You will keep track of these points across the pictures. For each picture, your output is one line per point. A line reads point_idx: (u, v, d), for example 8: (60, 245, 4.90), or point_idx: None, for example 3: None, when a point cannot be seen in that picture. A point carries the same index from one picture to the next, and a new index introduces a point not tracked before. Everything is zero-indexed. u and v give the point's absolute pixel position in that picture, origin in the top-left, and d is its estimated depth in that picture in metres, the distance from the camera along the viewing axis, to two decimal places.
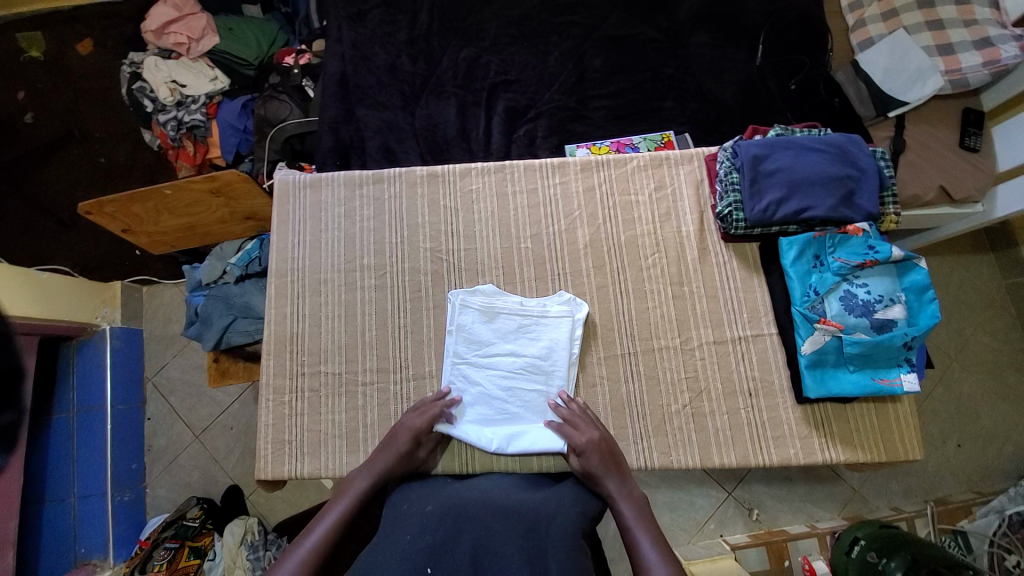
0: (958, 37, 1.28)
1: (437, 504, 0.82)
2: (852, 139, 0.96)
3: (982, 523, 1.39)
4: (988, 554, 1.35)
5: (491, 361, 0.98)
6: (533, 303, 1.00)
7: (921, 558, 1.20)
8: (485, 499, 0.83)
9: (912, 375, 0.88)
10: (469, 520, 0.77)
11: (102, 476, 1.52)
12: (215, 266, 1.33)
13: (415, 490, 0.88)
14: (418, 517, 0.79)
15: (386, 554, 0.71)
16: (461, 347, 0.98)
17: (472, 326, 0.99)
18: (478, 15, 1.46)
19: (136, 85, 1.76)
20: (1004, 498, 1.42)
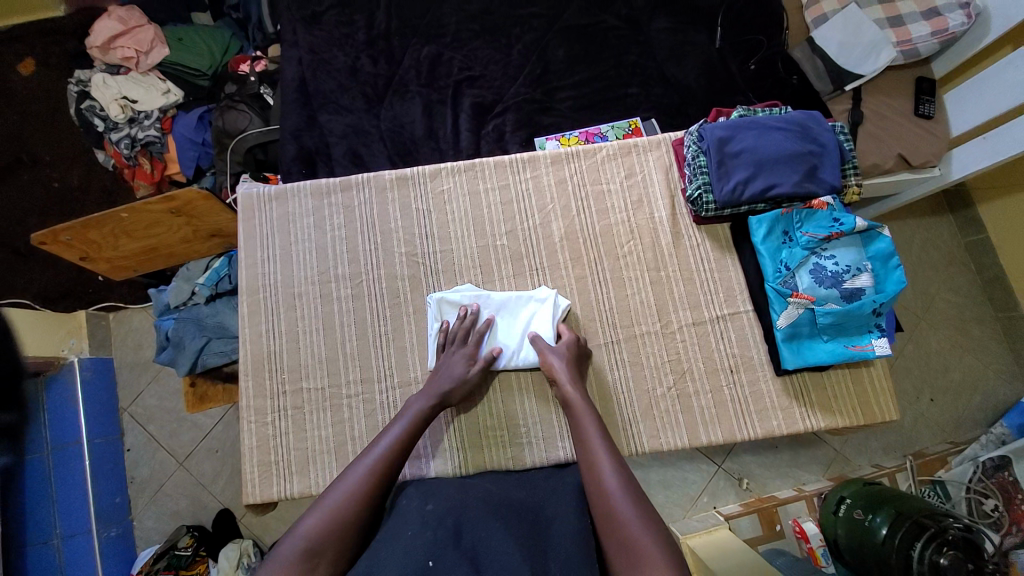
0: (907, 8, 1.33)
1: (437, 504, 0.82)
2: (813, 115, 0.96)
3: (958, 471, 1.47)
4: (966, 500, 1.42)
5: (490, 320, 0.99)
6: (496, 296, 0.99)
7: (905, 511, 1.25)
8: (482, 497, 0.85)
9: (883, 340, 0.90)
10: (470, 520, 0.78)
11: (85, 514, 1.50)
12: (182, 288, 1.27)
13: (413, 490, 0.88)
14: (417, 518, 0.79)
15: (388, 551, 0.72)
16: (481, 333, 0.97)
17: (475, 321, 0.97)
18: (437, 11, 1.44)
19: (85, 104, 1.71)
20: (977, 446, 1.50)
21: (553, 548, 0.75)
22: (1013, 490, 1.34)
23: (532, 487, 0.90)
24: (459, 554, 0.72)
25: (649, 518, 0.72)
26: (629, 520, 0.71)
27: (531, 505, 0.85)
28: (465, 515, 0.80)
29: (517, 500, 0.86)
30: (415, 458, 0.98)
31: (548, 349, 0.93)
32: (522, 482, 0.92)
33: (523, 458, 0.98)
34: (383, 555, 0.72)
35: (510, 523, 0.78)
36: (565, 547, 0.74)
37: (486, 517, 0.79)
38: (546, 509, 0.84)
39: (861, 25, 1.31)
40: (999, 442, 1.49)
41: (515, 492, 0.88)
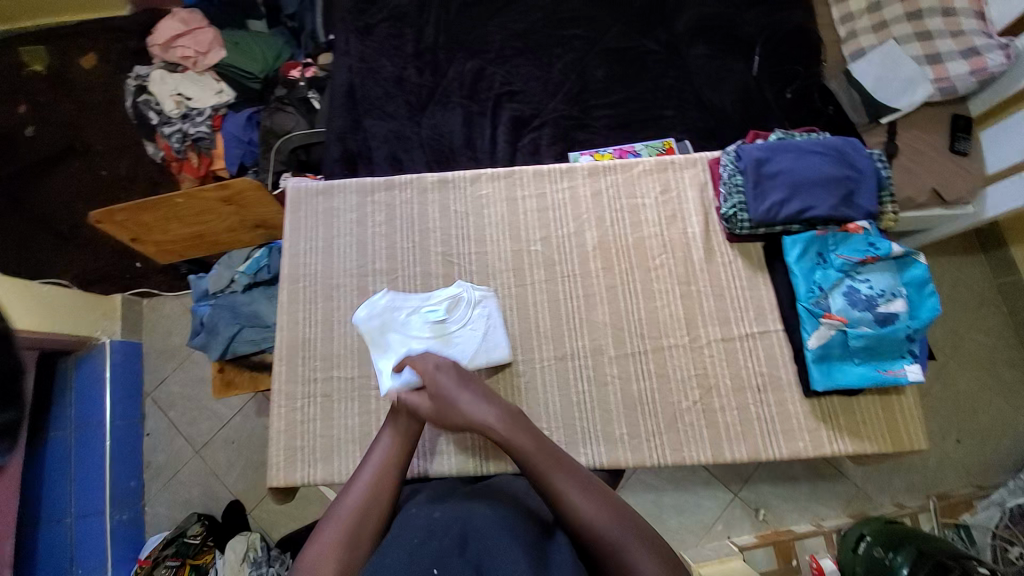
0: (945, 47, 1.36)
1: (445, 511, 0.76)
2: (851, 141, 0.97)
3: (983, 516, 1.46)
4: (991, 546, 1.41)
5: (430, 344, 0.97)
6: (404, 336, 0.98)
7: (926, 551, 1.28)
8: (493, 508, 0.78)
9: (916, 366, 0.89)
10: (479, 528, 0.71)
11: (101, 494, 1.53)
12: (222, 275, 1.33)
13: (424, 500, 0.83)
14: (424, 523, 0.74)
15: (394, 556, 0.67)
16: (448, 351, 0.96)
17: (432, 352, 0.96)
18: (483, 28, 1.51)
19: (142, 98, 1.82)
20: (1005, 492, 1.46)
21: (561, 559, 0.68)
22: None
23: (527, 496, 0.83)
24: (464, 564, 0.65)
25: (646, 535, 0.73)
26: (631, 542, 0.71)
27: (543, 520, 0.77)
28: (472, 522, 0.73)
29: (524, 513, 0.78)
30: (434, 453, 1.02)
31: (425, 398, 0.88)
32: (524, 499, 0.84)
33: None
34: (389, 561, 0.67)
35: (520, 536, 0.71)
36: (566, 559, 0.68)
37: (497, 527, 0.72)
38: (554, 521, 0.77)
39: (899, 60, 1.36)
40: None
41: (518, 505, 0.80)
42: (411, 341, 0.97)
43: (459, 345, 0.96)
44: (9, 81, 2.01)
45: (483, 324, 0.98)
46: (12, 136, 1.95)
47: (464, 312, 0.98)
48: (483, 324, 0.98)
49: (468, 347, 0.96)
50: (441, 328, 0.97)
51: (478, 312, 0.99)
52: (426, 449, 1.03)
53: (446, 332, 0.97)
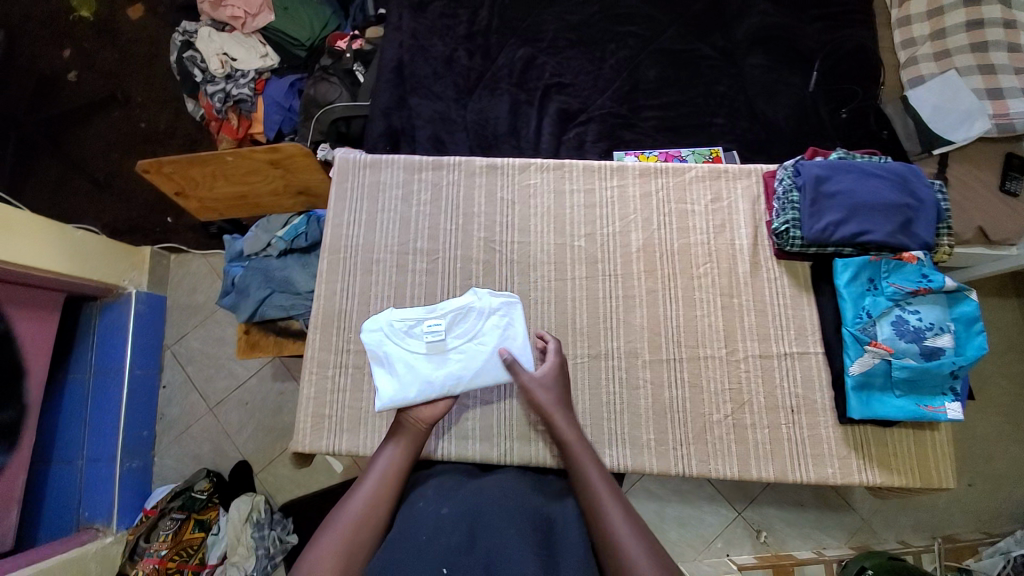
0: (1008, 83, 1.34)
1: (453, 507, 0.77)
2: (913, 169, 0.95)
3: (987, 563, 1.44)
4: None
5: (439, 362, 0.93)
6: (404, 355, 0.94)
7: None
8: (504, 500, 0.78)
9: (956, 405, 0.87)
10: (487, 524, 0.72)
11: (112, 442, 1.55)
12: (259, 238, 1.31)
13: (431, 491, 0.83)
14: (432, 519, 0.75)
15: (402, 553, 0.69)
16: (455, 370, 0.92)
17: (442, 373, 0.92)
18: (538, 17, 1.49)
19: (187, 54, 1.81)
20: (1011, 541, 1.47)
21: (567, 560, 0.69)
22: None
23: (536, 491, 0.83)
24: (474, 562, 0.66)
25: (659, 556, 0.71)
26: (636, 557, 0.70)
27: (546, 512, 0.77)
28: (479, 518, 0.73)
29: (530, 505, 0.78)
30: (459, 437, 1.00)
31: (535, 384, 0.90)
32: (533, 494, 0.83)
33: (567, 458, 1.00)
34: (399, 555, 0.68)
35: (527, 532, 0.71)
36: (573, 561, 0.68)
37: (506, 522, 0.72)
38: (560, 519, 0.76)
39: (959, 92, 1.35)
40: None
41: (527, 497, 0.80)
42: (408, 357, 0.93)
43: (459, 360, 0.93)
44: (54, 24, 2.01)
45: (491, 339, 0.94)
46: (54, 79, 1.95)
47: (469, 325, 0.95)
48: (488, 338, 0.94)
49: (470, 362, 0.93)
50: (440, 344, 0.94)
51: (486, 324, 0.95)
52: (453, 432, 1.00)
53: (447, 347, 0.94)
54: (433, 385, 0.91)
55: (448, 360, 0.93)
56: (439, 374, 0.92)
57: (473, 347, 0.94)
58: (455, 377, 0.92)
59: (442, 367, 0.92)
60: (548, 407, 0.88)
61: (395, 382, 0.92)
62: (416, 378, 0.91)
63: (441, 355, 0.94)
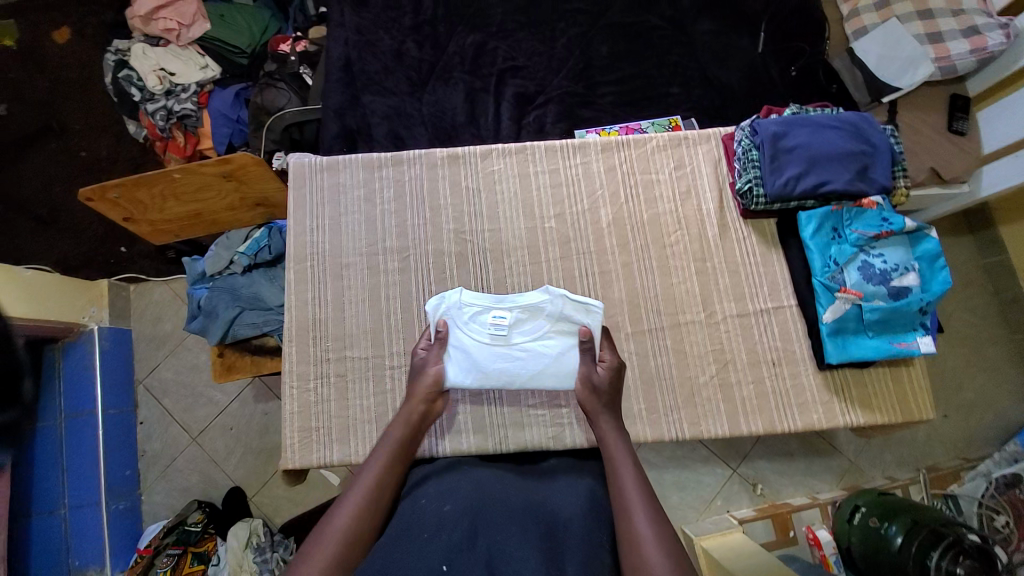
0: (947, 25, 1.39)
1: (456, 503, 0.74)
2: (865, 116, 0.96)
3: (971, 488, 1.62)
4: (978, 514, 1.57)
5: (499, 354, 0.95)
6: (466, 335, 0.95)
7: (920, 519, 1.37)
8: (504, 495, 0.77)
9: (928, 338, 0.90)
10: (489, 520, 0.71)
11: (95, 484, 1.51)
12: (220, 256, 1.27)
13: (431, 489, 0.80)
14: (433, 518, 0.72)
15: (402, 551, 0.67)
16: (515, 363, 0.95)
17: (501, 364, 0.95)
18: (482, 1, 1.46)
19: (123, 73, 1.73)
20: (992, 464, 1.65)
21: (569, 554, 0.69)
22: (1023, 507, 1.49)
23: (537, 486, 0.82)
24: (475, 559, 0.65)
25: (669, 539, 0.70)
26: (646, 532, 0.71)
27: (547, 505, 0.76)
28: (482, 514, 0.72)
29: (531, 501, 0.77)
30: (451, 431, 0.99)
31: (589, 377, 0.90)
32: (535, 487, 0.83)
33: (564, 437, 0.99)
34: (397, 556, 0.66)
35: (529, 529, 0.70)
36: (577, 557, 0.69)
37: (507, 518, 0.71)
38: (563, 511, 0.76)
39: (900, 40, 1.38)
40: (1011, 459, 1.64)
41: (526, 490, 0.79)
42: (471, 343, 0.94)
43: (521, 357, 0.95)
44: None
45: (559, 341, 0.94)
46: None
47: (535, 327, 0.96)
48: (554, 340, 0.95)
49: (534, 362, 0.94)
50: (504, 338, 0.95)
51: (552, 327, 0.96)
52: (445, 427, 0.99)
53: (511, 342, 0.95)
54: (490, 376, 0.94)
55: (512, 355, 0.95)
56: (499, 365, 0.95)
57: (536, 347, 0.95)
58: (514, 370, 0.95)
59: (504, 360, 0.95)
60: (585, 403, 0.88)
61: (455, 364, 0.94)
62: (472, 364, 0.94)
63: (505, 349, 0.95)
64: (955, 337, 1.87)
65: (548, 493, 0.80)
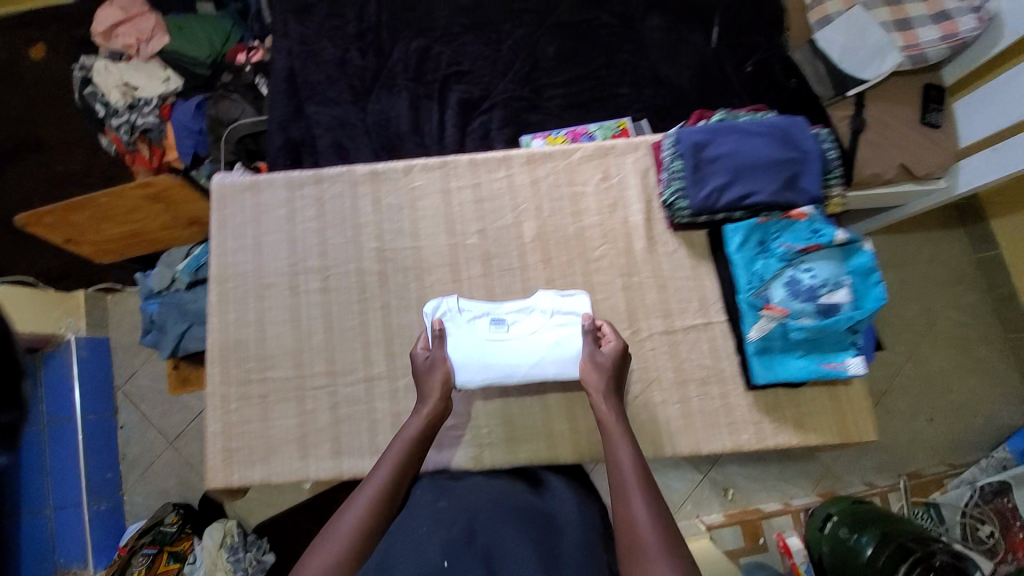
0: (915, 11, 1.32)
1: (450, 501, 0.79)
2: (797, 120, 0.91)
3: (953, 495, 1.56)
4: (961, 524, 1.51)
5: (500, 349, 0.92)
6: (467, 333, 0.92)
7: (891, 531, 1.31)
8: (498, 500, 0.80)
9: (860, 359, 0.84)
10: (485, 520, 0.74)
11: (78, 485, 1.55)
12: (164, 273, 1.29)
13: (426, 482, 0.86)
14: (430, 513, 0.76)
15: (401, 547, 0.70)
16: (516, 357, 0.91)
17: (504, 359, 0.91)
18: (428, 5, 1.43)
19: (87, 90, 1.75)
20: (977, 470, 1.59)
21: (565, 556, 0.70)
22: (1010, 517, 1.42)
23: (541, 496, 0.84)
24: (472, 556, 0.68)
25: (670, 534, 0.69)
26: (646, 524, 0.70)
27: (542, 509, 0.79)
28: (478, 514, 0.75)
29: (524, 505, 0.80)
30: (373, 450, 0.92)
31: (590, 362, 0.88)
32: (535, 497, 0.84)
33: (483, 459, 0.98)
34: (398, 552, 0.70)
35: (525, 530, 0.72)
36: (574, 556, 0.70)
37: (503, 520, 0.74)
38: (561, 517, 0.78)
39: (867, 28, 1.29)
40: (999, 466, 1.58)
41: (526, 498, 0.81)
42: (472, 342, 0.91)
43: (520, 351, 0.91)
44: None
45: (553, 333, 0.92)
46: None
47: (533, 320, 0.93)
48: (556, 328, 0.92)
49: (536, 350, 0.91)
50: (504, 333, 0.92)
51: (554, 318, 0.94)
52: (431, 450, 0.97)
53: (509, 337, 0.92)
54: (491, 369, 0.91)
55: (511, 348, 0.92)
56: (501, 361, 0.91)
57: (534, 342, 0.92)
58: (517, 364, 0.91)
59: (505, 355, 0.91)
60: (592, 388, 0.85)
61: (460, 365, 0.90)
62: (474, 362, 0.91)
63: (504, 344, 0.92)
64: (952, 340, 1.76)
65: (546, 501, 0.83)
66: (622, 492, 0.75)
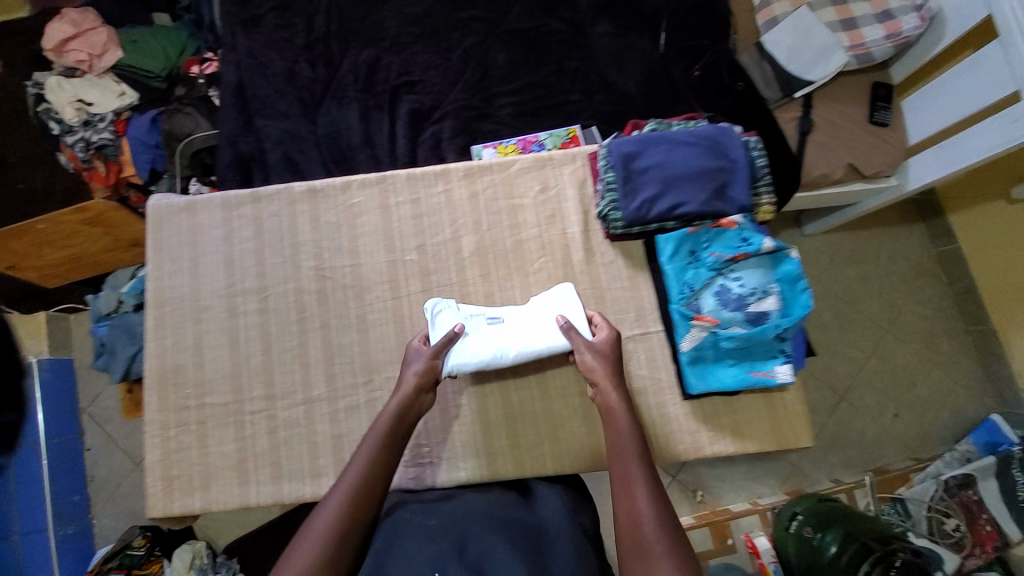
0: (860, 11, 1.33)
1: (441, 518, 0.80)
2: (724, 130, 0.95)
3: (919, 490, 1.57)
4: (928, 519, 1.52)
5: (495, 337, 0.94)
6: (465, 326, 0.95)
7: (853, 532, 1.33)
8: (487, 513, 0.82)
9: (787, 367, 0.87)
10: (476, 534, 0.75)
11: (42, 512, 1.51)
12: (110, 297, 1.29)
13: (415, 505, 0.87)
14: (422, 531, 0.77)
15: (394, 564, 0.70)
16: (511, 344, 0.94)
17: (500, 345, 0.94)
18: (377, 14, 1.42)
19: (42, 107, 1.72)
20: (941, 464, 1.60)
21: (556, 559, 0.72)
22: (977, 509, 1.47)
23: (529, 511, 0.86)
24: (464, 564, 0.68)
25: (669, 527, 0.70)
26: (647, 516, 0.71)
27: (534, 524, 0.81)
28: (468, 528, 0.77)
29: (515, 519, 0.81)
30: (312, 476, 0.93)
31: (586, 345, 0.91)
32: (523, 511, 0.86)
33: (424, 478, 0.98)
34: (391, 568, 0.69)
35: (517, 540, 0.74)
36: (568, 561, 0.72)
37: (492, 532, 0.75)
38: (551, 530, 0.80)
39: (812, 28, 1.30)
40: (964, 459, 1.60)
41: (516, 512, 0.83)
42: (469, 332, 0.94)
43: (514, 339, 0.94)
44: None
45: (544, 324, 0.95)
46: None
47: (526, 314, 0.97)
48: (547, 319, 0.95)
49: (528, 334, 0.94)
50: (500, 325, 0.95)
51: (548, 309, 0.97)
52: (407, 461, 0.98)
53: (504, 328, 0.95)
54: (484, 350, 0.92)
55: (506, 337, 0.94)
56: (496, 346, 0.93)
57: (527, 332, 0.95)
58: (512, 350, 0.93)
59: (501, 342, 0.94)
60: (595, 370, 0.89)
61: (458, 352, 0.92)
62: (472, 349, 0.93)
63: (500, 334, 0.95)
64: (915, 334, 1.78)
65: (536, 517, 0.84)
66: (623, 491, 0.77)
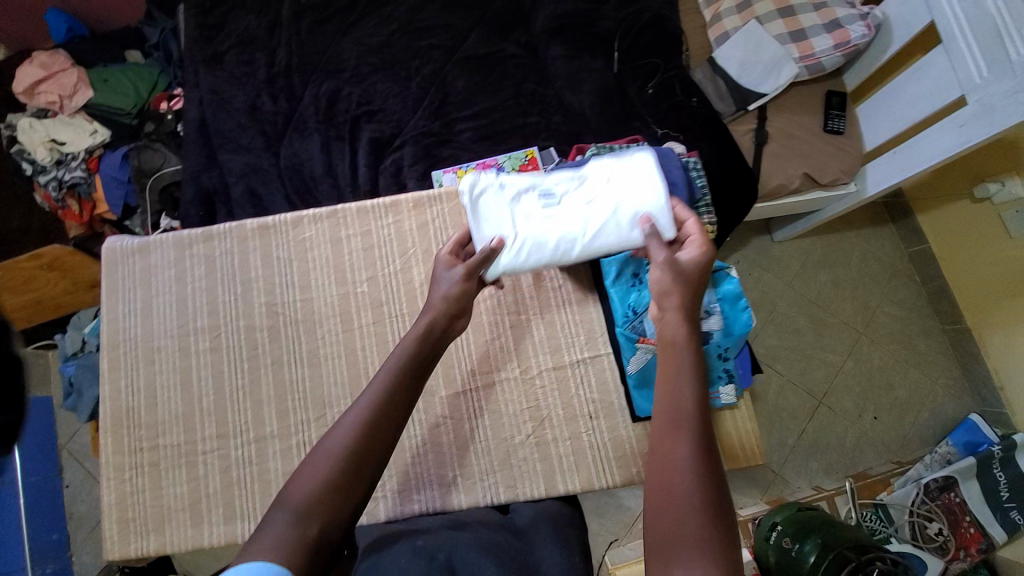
0: (809, 21, 1.33)
1: (428, 540, 0.80)
2: (661, 153, 1.07)
3: (900, 494, 1.56)
4: (910, 524, 1.51)
5: (550, 219, 1.00)
6: (519, 210, 1.01)
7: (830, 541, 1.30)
8: (473, 538, 0.79)
9: (731, 387, 0.99)
10: (462, 555, 0.74)
11: (20, 553, 1.50)
12: (75, 338, 1.33)
13: (414, 536, 0.83)
14: (408, 553, 0.75)
15: None
16: (568, 229, 0.99)
17: (556, 235, 0.99)
18: (337, 46, 1.45)
19: (13, 147, 1.74)
20: (921, 467, 1.61)
21: None
22: (958, 511, 1.48)
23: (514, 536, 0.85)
24: None
25: (708, 486, 0.65)
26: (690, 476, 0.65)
27: (519, 546, 0.80)
28: (455, 550, 0.75)
29: (503, 541, 0.80)
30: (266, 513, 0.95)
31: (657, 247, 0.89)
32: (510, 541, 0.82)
33: (377, 512, 0.99)
34: None
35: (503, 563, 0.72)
36: None
37: (480, 552, 0.74)
38: (537, 557, 0.77)
39: (762, 42, 1.32)
40: (943, 461, 1.61)
41: (502, 535, 0.82)
42: (520, 216, 1.00)
43: (574, 226, 0.99)
44: None
45: (606, 207, 0.99)
46: None
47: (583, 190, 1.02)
48: (611, 199, 0.99)
49: (588, 215, 1.00)
50: (555, 204, 1.01)
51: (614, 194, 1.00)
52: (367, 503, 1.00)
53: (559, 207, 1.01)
54: (547, 245, 0.98)
55: (560, 221, 1.00)
56: (555, 237, 0.99)
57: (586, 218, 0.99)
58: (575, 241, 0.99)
59: (555, 227, 0.99)
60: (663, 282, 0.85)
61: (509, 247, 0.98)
62: (526, 239, 0.99)
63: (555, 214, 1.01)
64: (889, 335, 1.78)
65: (523, 542, 0.82)
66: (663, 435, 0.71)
